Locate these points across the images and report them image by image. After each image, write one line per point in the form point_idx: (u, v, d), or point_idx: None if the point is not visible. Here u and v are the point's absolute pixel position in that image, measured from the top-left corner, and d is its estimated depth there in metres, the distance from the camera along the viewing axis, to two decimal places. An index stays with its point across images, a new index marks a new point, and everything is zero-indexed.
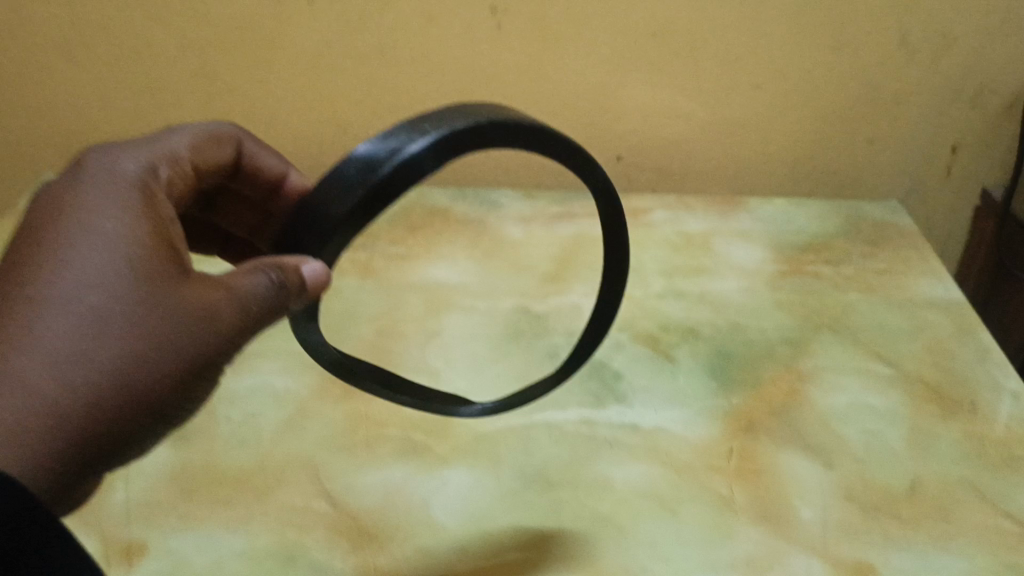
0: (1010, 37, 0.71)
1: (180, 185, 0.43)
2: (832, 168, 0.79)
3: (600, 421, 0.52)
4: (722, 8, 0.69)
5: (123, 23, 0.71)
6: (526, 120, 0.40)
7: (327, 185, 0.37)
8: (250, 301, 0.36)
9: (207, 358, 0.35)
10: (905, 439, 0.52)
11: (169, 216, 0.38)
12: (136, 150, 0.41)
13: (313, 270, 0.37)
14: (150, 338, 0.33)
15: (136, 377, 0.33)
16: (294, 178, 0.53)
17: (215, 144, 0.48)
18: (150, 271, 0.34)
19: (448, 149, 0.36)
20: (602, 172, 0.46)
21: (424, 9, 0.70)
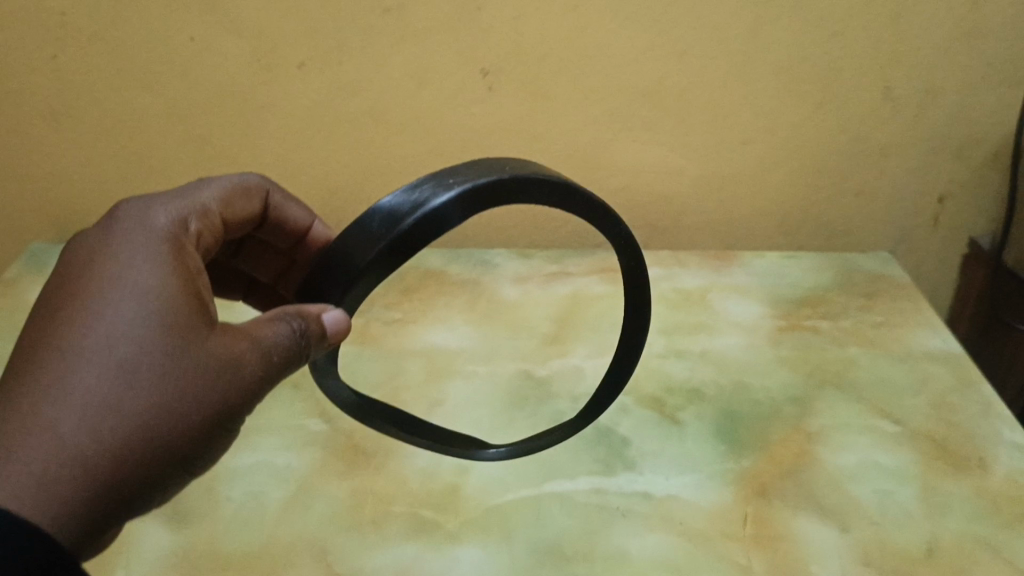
0: (992, 89, 0.71)
1: (208, 237, 0.46)
2: (822, 221, 0.80)
3: (612, 489, 0.51)
4: (709, 67, 0.70)
5: (115, 92, 0.71)
6: (548, 175, 0.42)
7: (356, 234, 0.40)
8: (272, 349, 0.38)
9: (232, 404, 0.37)
10: (918, 498, 0.51)
11: (195, 267, 0.40)
12: (165, 203, 0.43)
13: (332, 318, 0.40)
14: (181, 385, 0.35)
15: (167, 423, 0.35)
16: (319, 228, 0.56)
17: (245, 197, 0.50)
18: (181, 321, 0.36)
19: (469, 203, 0.40)
20: (624, 228, 0.47)
21: (414, 72, 0.70)
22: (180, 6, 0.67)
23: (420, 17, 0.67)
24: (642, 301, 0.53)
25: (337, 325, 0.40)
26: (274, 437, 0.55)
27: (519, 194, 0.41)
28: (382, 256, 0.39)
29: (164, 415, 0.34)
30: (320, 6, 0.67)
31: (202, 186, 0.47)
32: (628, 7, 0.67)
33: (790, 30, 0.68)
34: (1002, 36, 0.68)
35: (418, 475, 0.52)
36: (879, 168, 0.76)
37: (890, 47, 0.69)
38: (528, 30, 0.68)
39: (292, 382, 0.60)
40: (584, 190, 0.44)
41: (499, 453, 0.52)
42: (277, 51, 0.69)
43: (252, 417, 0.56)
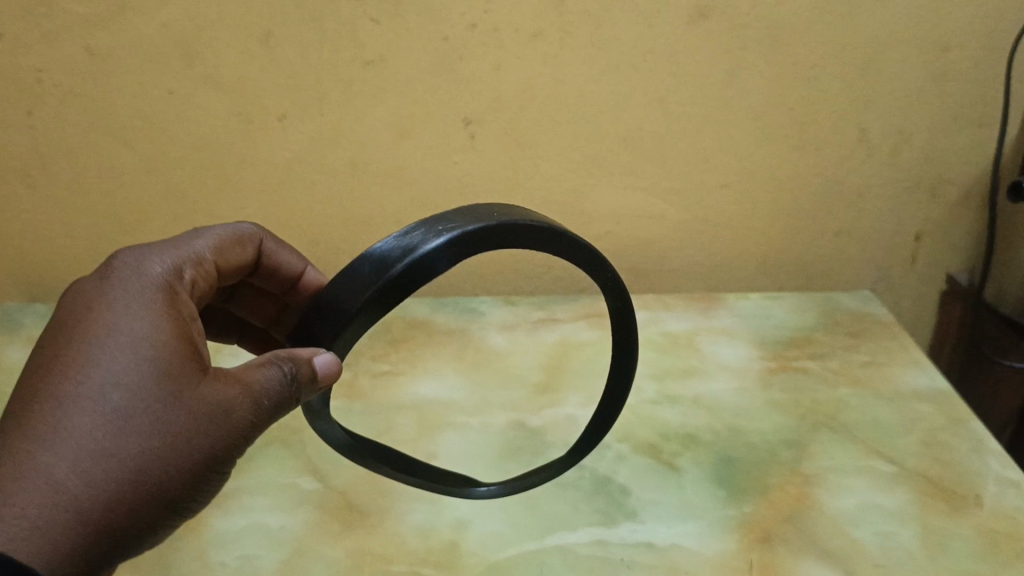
0: (963, 130, 0.73)
1: (203, 284, 0.44)
2: (802, 262, 0.81)
3: (613, 540, 0.50)
4: (688, 113, 0.71)
5: (91, 147, 0.70)
6: (538, 221, 0.42)
7: (345, 280, 0.39)
8: (263, 394, 0.37)
9: (222, 451, 0.35)
10: (920, 539, 0.51)
11: (189, 314, 0.39)
12: (160, 252, 0.42)
13: (324, 360, 0.38)
14: (170, 433, 0.34)
15: (154, 472, 0.33)
16: (310, 274, 0.55)
17: (238, 245, 0.49)
18: (170, 368, 0.35)
19: (459, 249, 0.39)
20: (611, 269, 0.47)
21: (395, 122, 0.70)
22: (159, 60, 0.66)
23: (402, 68, 0.67)
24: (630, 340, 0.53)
25: (329, 368, 0.39)
26: (265, 498, 0.53)
27: (510, 239, 0.41)
28: (371, 303, 0.38)
29: (153, 463, 0.33)
30: (301, 58, 0.66)
31: (196, 237, 0.46)
32: (607, 55, 0.67)
33: (766, 75, 0.69)
34: (970, 78, 0.70)
35: (416, 533, 0.51)
36: (857, 209, 0.77)
37: (863, 91, 0.70)
38: (509, 79, 0.68)
39: (281, 440, 0.58)
40: (575, 238, 0.44)
41: (490, 492, 0.53)
42: (257, 104, 0.69)
43: (242, 478, 0.55)
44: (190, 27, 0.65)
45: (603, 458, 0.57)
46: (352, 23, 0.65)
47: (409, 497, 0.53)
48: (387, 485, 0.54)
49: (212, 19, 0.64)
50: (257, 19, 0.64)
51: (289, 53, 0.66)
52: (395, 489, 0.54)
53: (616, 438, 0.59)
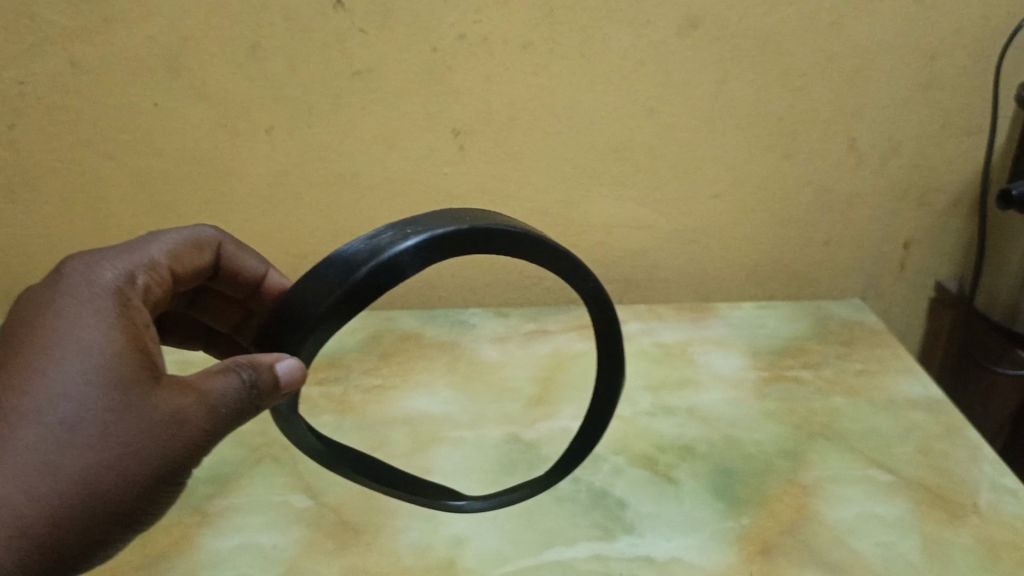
0: (951, 139, 0.73)
1: (158, 289, 0.43)
2: (792, 271, 0.81)
3: (612, 555, 0.49)
4: (679, 123, 0.71)
5: (74, 161, 0.69)
6: (513, 227, 0.41)
7: (308, 282, 0.38)
8: (219, 402, 0.36)
9: (174, 463, 0.35)
10: (920, 549, 0.51)
11: (143, 320, 0.38)
12: (111, 258, 0.41)
13: (285, 368, 0.37)
14: (117, 446, 0.33)
15: (101, 486, 0.33)
16: (274, 278, 0.56)
17: (195, 250, 0.50)
18: (120, 376, 0.34)
19: (426, 253, 0.38)
20: (594, 281, 0.47)
21: (385, 134, 0.69)
22: (144, 72, 0.65)
23: (391, 79, 0.67)
24: (614, 350, 0.53)
25: (291, 375, 0.38)
26: (256, 517, 0.52)
27: (481, 245, 0.40)
28: (335, 307, 0.37)
29: (99, 478, 0.33)
30: (288, 70, 0.66)
31: (151, 241, 0.45)
32: (598, 65, 0.67)
33: (756, 85, 0.69)
34: (957, 86, 0.70)
35: (412, 550, 0.50)
36: (846, 217, 0.77)
37: (852, 100, 0.71)
38: (499, 90, 0.68)
39: (272, 457, 0.57)
40: (548, 241, 0.43)
41: (478, 505, 0.52)
42: (244, 116, 0.68)
43: (233, 497, 0.54)
44: (176, 38, 0.64)
45: (599, 471, 0.57)
46: (341, 34, 0.64)
47: (404, 514, 0.53)
48: (381, 502, 0.53)
49: (198, 31, 0.64)
50: (243, 31, 0.64)
51: (277, 65, 0.65)
52: (390, 506, 0.53)
53: (612, 451, 0.59)
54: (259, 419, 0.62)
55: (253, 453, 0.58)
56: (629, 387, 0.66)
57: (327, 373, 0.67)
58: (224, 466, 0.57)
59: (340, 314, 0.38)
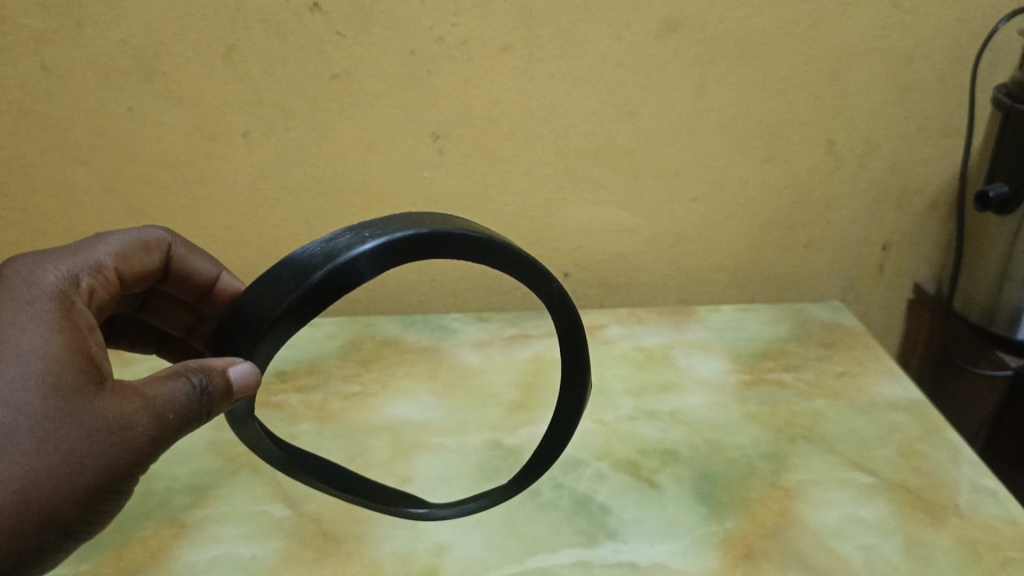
0: (929, 142, 0.74)
1: (103, 292, 0.46)
2: (772, 274, 0.81)
3: (596, 561, 0.49)
4: (659, 126, 0.70)
5: (46, 167, 0.68)
6: (475, 231, 0.42)
7: (263, 286, 0.39)
8: (168, 408, 0.38)
9: (120, 467, 0.37)
10: (902, 551, 0.51)
11: (87, 325, 0.40)
12: (55, 260, 0.44)
13: (237, 373, 0.39)
14: (60, 452, 0.35)
15: (44, 491, 0.35)
16: (226, 280, 0.56)
17: (145, 252, 0.51)
18: (65, 383, 0.36)
19: (383, 256, 0.39)
20: (556, 284, 0.47)
21: (363, 138, 0.69)
22: (117, 76, 0.64)
23: (369, 83, 0.66)
24: (580, 364, 0.51)
25: (241, 379, 0.39)
26: (234, 528, 0.51)
27: (440, 249, 0.41)
28: (289, 311, 0.38)
29: (42, 482, 0.35)
30: (265, 73, 0.65)
31: (97, 243, 0.48)
32: (578, 69, 0.67)
33: (735, 88, 0.69)
34: (934, 89, 0.71)
35: (394, 559, 0.49)
36: (825, 220, 0.77)
37: (831, 102, 0.71)
38: (478, 94, 0.67)
39: (250, 467, 0.57)
40: (512, 247, 0.43)
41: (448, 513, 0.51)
42: (220, 120, 0.67)
43: (210, 507, 0.53)
44: (150, 42, 0.63)
45: (581, 476, 0.56)
46: (318, 37, 0.64)
47: (385, 522, 0.52)
48: (362, 511, 0.53)
49: (172, 34, 0.63)
50: (219, 34, 0.63)
51: (253, 68, 0.65)
52: (371, 515, 0.52)
53: (594, 456, 0.58)
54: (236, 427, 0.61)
55: (231, 462, 0.57)
56: (611, 391, 0.66)
57: (306, 380, 0.66)
58: (201, 476, 0.56)
59: (296, 317, 0.39)
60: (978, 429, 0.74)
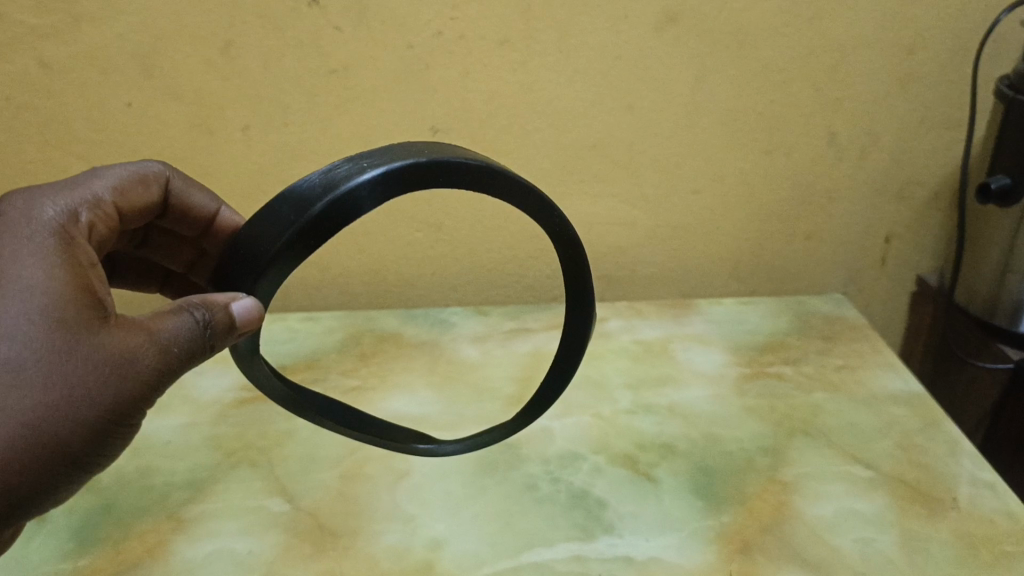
0: (931, 132, 0.73)
1: (103, 228, 0.46)
2: (774, 266, 0.80)
3: (592, 555, 0.49)
4: (658, 119, 0.70)
5: (46, 163, 0.68)
6: (474, 159, 0.42)
7: (264, 220, 0.39)
8: (171, 341, 0.39)
9: (128, 401, 0.38)
10: (898, 545, 0.51)
11: (89, 259, 0.40)
12: (52, 196, 0.43)
13: (241, 309, 0.39)
14: (68, 385, 0.36)
15: (53, 424, 0.35)
16: (225, 215, 0.56)
17: (142, 184, 0.51)
18: (70, 317, 0.36)
19: (383, 187, 0.39)
20: (559, 213, 0.47)
21: (362, 134, 0.69)
22: (115, 72, 0.64)
23: (368, 77, 0.66)
24: (584, 284, 0.53)
25: (246, 315, 0.40)
26: (230, 523, 0.52)
27: (439, 178, 0.40)
28: (291, 243, 0.38)
29: (50, 418, 0.35)
30: (263, 68, 0.65)
31: (94, 177, 0.47)
32: (576, 61, 0.67)
33: (734, 80, 0.69)
34: (936, 80, 0.70)
35: (390, 554, 0.49)
36: (827, 212, 0.77)
37: (831, 94, 0.70)
38: (476, 87, 0.67)
39: (248, 461, 0.57)
40: (512, 175, 0.43)
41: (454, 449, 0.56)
42: (218, 115, 0.67)
43: (208, 502, 0.53)
44: (147, 37, 0.63)
45: (579, 471, 0.56)
46: (316, 32, 0.63)
47: (382, 517, 0.52)
48: (359, 506, 0.53)
49: (171, 29, 0.63)
50: (217, 30, 0.63)
51: (251, 63, 0.65)
52: (367, 510, 0.53)
53: (592, 450, 0.58)
54: (235, 421, 0.61)
55: (229, 456, 0.57)
56: (609, 385, 0.66)
57: (306, 375, 0.66)
58: (200, 471, 0.56)
59: (296, 250, 0.39)
60: (980, 423, 0.74)
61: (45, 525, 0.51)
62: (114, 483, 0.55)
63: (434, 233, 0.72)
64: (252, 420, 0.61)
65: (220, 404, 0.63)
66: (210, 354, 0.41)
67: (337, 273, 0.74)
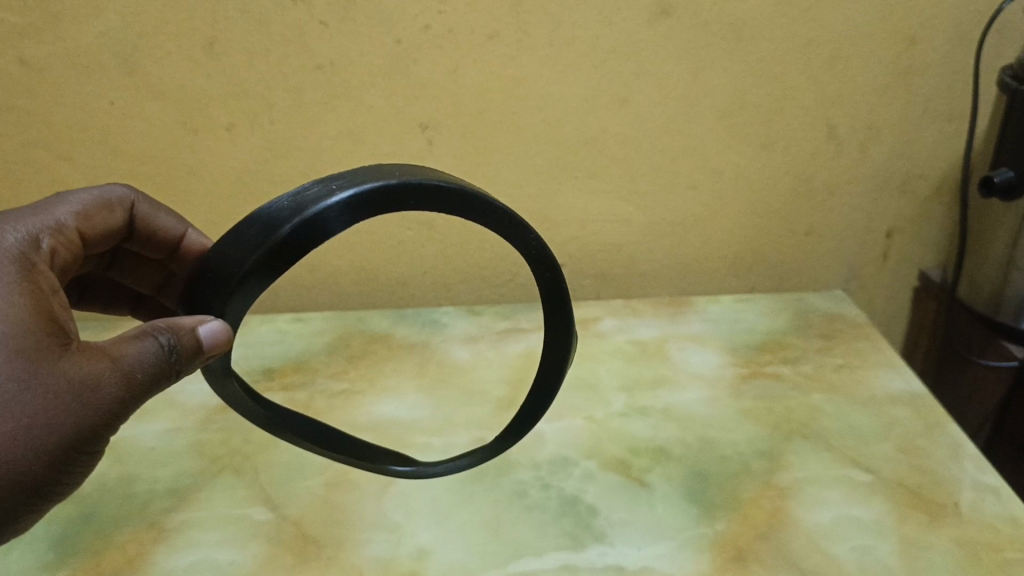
0: (932, 124, 0.71)
1: (65, 253, 0.47)
2: (773, 263, 0.79)
3: (581, 565, 0.48)
4: (653, 112, 0.68)
5: (30, 164, 0.67)
6: (446, 182, 0.41)
7: (232, 240, 0.39)
8: (135, 367, 0.39)
9: (90, 428, 0.38)
10: (898, 553, 0.49)
11: (51, 286, 0.41)
12: (14, 223, 0.45)
13: (207, 331, 0.39)
14: (27, 415, 0.36)
15: (12, 452, 0.36)
16: (192, 237, 0.56)
17: (107, 210, 0.52)
18: (29, 345, 0.37)
19: (353, 209, 0.38)
20: (533, 234, 0.46)
21: (350, 130, 0.67)
22: (97, 70, 0.63)
23: (355, 72, 0.64)
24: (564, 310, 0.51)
25: (216, 338, 0.39)
26: (213, 533, 0.50)
27: (408, 201, 0.40)
28: (260, 265, 0.38)
29: (9, 447, 0.36)
30: (248, 65, 0.63)
31: (58, 203, 0.49)
32: (569, 55, 0.65)
33: (731, 73, 0.67)
34: (938, 71, 0.69)
35: (375, 564, 0.48)
36: (826, 207, 0.75)
37: (831, 86, 0.69)
38: (466, 83, 0.66)
39: (232, 469, 0.56)
40: (482, 194, 0.43)
41: (450, 468, 0.54)
42: (203, 113, 0.66)
43: (190, 511, 0.52)
44: (129, 35, 0.62)
45: (569, 476, 0.55)
46: (301, 27, 0.62)
47: (367, 526, 0.51)
48: (344, 515, 0.52)
49: (152, 26, 0.61)
50: (199, 26, 0.62)
51: (235, 60, 0.63)
52: (352, 519, 0.52)
53: (584, 455, 0.57)
54: (221, 427, 0.60)
55: (214, 464, 0.56)
56: (603, 386, 0.64)
57: (293, 378, 0.65)
58: (182, 479, 0.55)
59: (263, 274, 0.38)
60: (984, 421, 0.73)
61: (24, 536, 0.50)
62: (96, 492, 0.54)
63: (425, 231, 0.71)
64: (237, 426, 0.60)
65: (206, 409, 0.62)
66: (177, 377, 0.40)
67: (325, 271, 0.73)
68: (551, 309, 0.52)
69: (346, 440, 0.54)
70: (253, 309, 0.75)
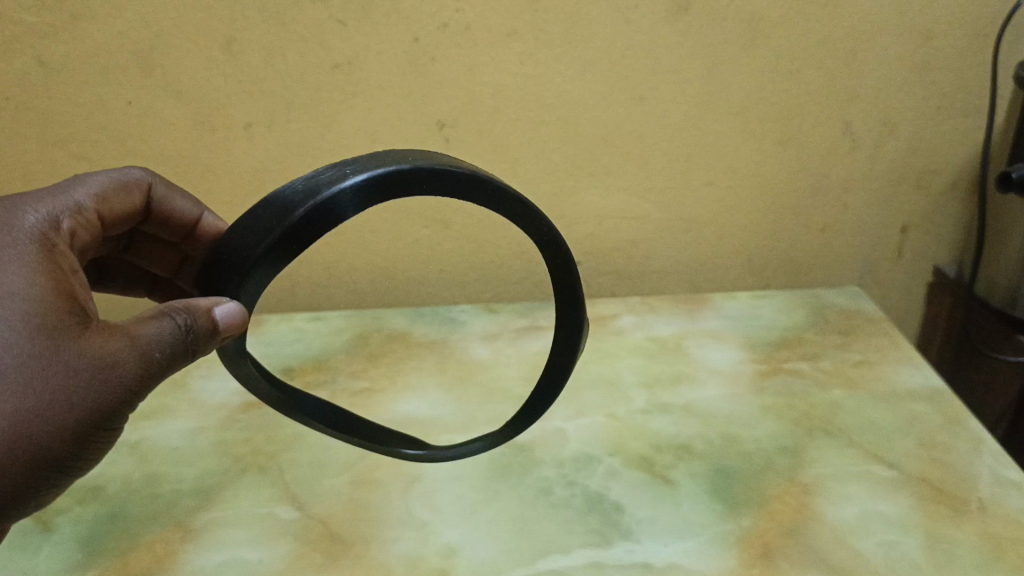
0: (947, 120, 0.71)
1: (84, 234, 0.47)
2: (787, 259, 0.79)
3: (609, 562, 0.48)
4: (670, 108, 0.68)
5: (49, 164, 0.67)
6: (457, 168, 0.41)
7: (246, 225, 0.39)
8: (153, 346, 0.39)
9: (109, 406, 0.38)
10: (924, 548, 0.49)
11: (70, 266, 0.41)
12: (33, 204, 0.45)
13: (223, 312, 0.39)
14: (49, 390, 0.36)
15: (35, 426, 0.35)
16: (208, 220, 0.56)
17: (123, 193, 0.51)
18: (51, 322, 0.37)
19: (365, 194, 0.39)
20: (547, 223, 0.46)
21: (367, 129, 0.67)
22: (115, 70, 0.63)
23: (372, 71, 0.64)
24: (574, 293, 0.51)
25: (230, 319, 0.39)
26: (241, 531, 0.50)
27: (419, 186, 0.40)
28: (273, 248, 0.38)
29: (33, 422, 0.35)
30: (265, 64, 0.63)
31: (77, 184, 0.48)
32: (585, 52, 0.65)
33: (747, 69, 0.67)
34: (954, 66, 0.69)
35: (402, 562, 0.48)
36: (841, 203, 0.75)
37: (847, 82, 0.69)
38: (483, 80, 0.66)
39: (256, 467, 0.56)
40: (492, 180, 0.42)
41: (468, 449, 0.55)
42: (220, 112, 0.66)
43: (216, 510, 0.52)
44: (147, 35, 0.62)
45: (594, 474, 0.55)
46: (319, 26, 0.62)
47: (394, 524, 0.51)
48: (371, 513, 0.52)
49: (170, 25, 0.61)
50: (217, 25, 0.61)
51: (252, 59, 0.63)
52: (378, 517, 0.52)
53: (607, 452, 0.57)
54: (243, 426, 0.60)
55: (238, 462, 0.56)
56: (623, 383, 0.64)
57: (312, 377, 0.65)
58: (207, 478, 0.55)
59: (277, 257, 0.39)
60: (1002, 415, 0.73)
61: (51, 536, 0.50)
62: (122, 492, 0.54)
63: (442, 230, 0.71)
64: (259, 425, 0.60)
65: (228, 408, 0.62)
66: (191, 357, 0.40)
67: (342, 271, 0.73)
68: (563, 296, 0.52)
69: (357, 424, 0.55)
70: (271, 308, 0.75)
